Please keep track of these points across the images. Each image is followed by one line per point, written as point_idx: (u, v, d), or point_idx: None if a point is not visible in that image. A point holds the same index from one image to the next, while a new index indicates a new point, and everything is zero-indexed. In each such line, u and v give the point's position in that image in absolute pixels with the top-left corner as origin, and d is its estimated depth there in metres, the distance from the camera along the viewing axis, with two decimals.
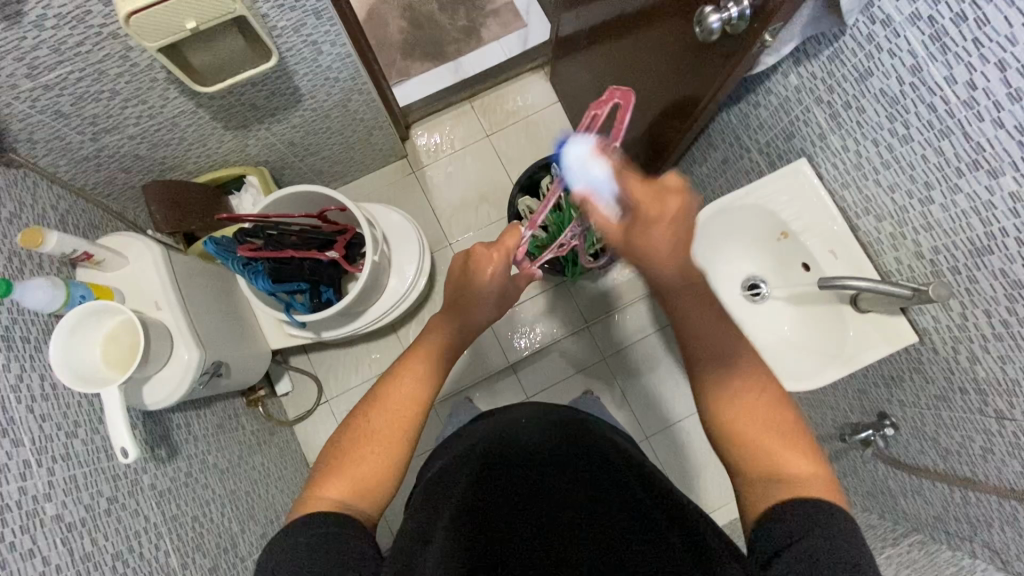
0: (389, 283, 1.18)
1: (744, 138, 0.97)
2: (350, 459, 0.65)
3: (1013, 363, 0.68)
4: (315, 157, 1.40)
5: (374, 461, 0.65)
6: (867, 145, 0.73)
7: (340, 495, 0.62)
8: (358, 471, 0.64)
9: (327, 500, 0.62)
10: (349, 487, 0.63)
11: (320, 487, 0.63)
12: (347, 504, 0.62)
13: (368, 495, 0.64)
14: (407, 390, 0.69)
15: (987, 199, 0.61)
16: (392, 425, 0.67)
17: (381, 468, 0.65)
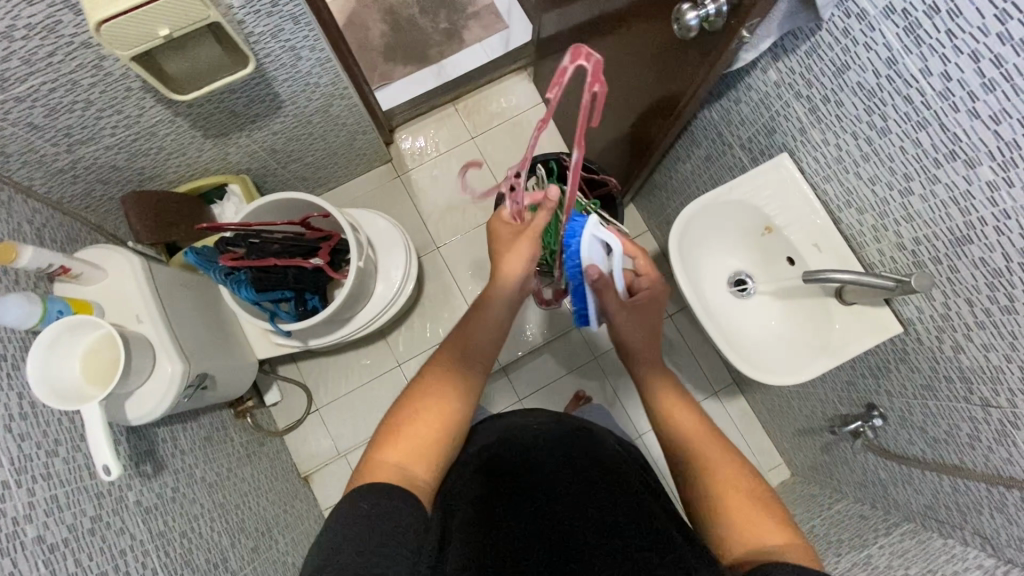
0: (376, 289, 1.17)
1: (725, 134, 0.98)
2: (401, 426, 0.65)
3: (996, 351, 0.68)
4: (297, 163, 1.39)
5: (433, 431, 0.65)
6: (847, 139, 0.74)
7: (403, 467, 0.62)
8: (416, 439, 0.64)
9: (388, 469, 0.61)
10: (411, 457, 0.63)
11: (380, 452, 0.63)
12: (409, 474, 0.62)
13: (428, 470, 0.63)
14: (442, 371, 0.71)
15: (966, 188, 0.61)
16: (443, 390, 0.68)
17: (435, 435, 0.65)
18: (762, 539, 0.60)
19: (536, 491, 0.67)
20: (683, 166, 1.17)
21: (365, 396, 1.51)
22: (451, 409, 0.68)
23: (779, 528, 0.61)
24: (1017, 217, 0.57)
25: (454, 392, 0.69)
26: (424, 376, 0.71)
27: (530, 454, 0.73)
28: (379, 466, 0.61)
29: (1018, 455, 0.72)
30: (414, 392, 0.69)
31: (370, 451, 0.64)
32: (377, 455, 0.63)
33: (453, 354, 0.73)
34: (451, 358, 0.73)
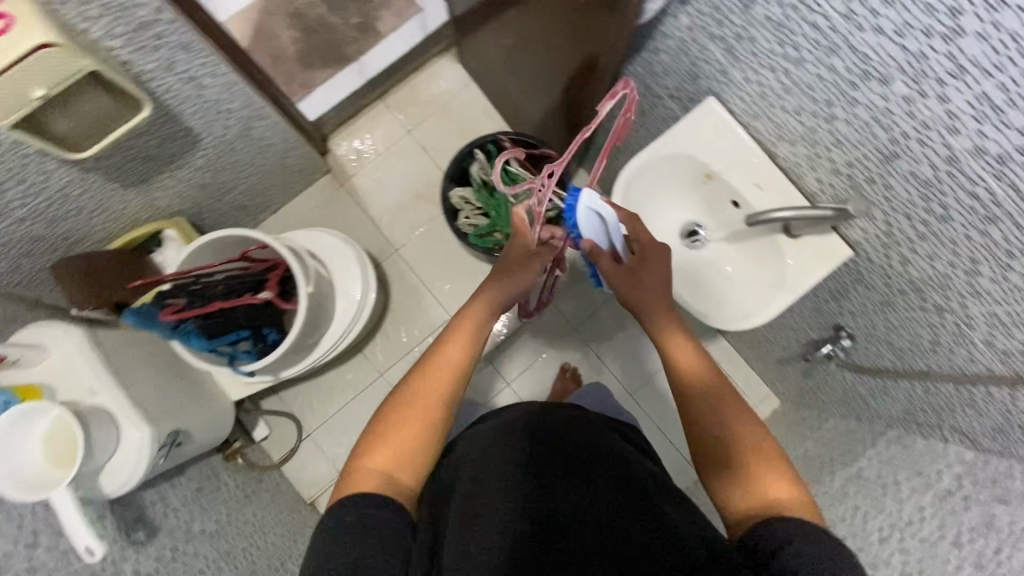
0: (337, 307, 1.14)
1: (653, 87, 0.96)
2: (386, 434, 0.69)
3: (940, 260, 0.69)
4: (232, 194, 1.34)
5: (420, 439, 0.70)
6: (766, 74, 0.72)
7: (390, 472, 0.66)
8: (399, 447, 0.68)
9: (375, 476, 0.65)
10: (400, 462, 0.68)
11: (369, 458, 0.67)
12: (393, 479, 0.66)
13: (414, 475, 0.68)
14: (430, 381, 0.74)
15: (884, 106, 0.60)
16: (420, 402, 0.72)
17: (420, 440, 0.70)
18: (772, 499, 0.62)
19: (549, 479, 0.64)
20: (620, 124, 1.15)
21: (354, 412, 1.50)
22: (438, 415, 0.72)
23: (793, 491, 0.63)
24: (936, 127, 0.57)
25: (439, 407, 0.73)
26: (417, 380, 0.74)
27: (551, 442, 0.70)
28: (367, 471, 0.66)
29: (978, 354, 0.74)
30: (405, 397, 0.72)
31: (359, 455, 0.68)
32: (364, 461, 0.67)
33: (445, 363, 0.76)
34: (441, 371, 0.75)
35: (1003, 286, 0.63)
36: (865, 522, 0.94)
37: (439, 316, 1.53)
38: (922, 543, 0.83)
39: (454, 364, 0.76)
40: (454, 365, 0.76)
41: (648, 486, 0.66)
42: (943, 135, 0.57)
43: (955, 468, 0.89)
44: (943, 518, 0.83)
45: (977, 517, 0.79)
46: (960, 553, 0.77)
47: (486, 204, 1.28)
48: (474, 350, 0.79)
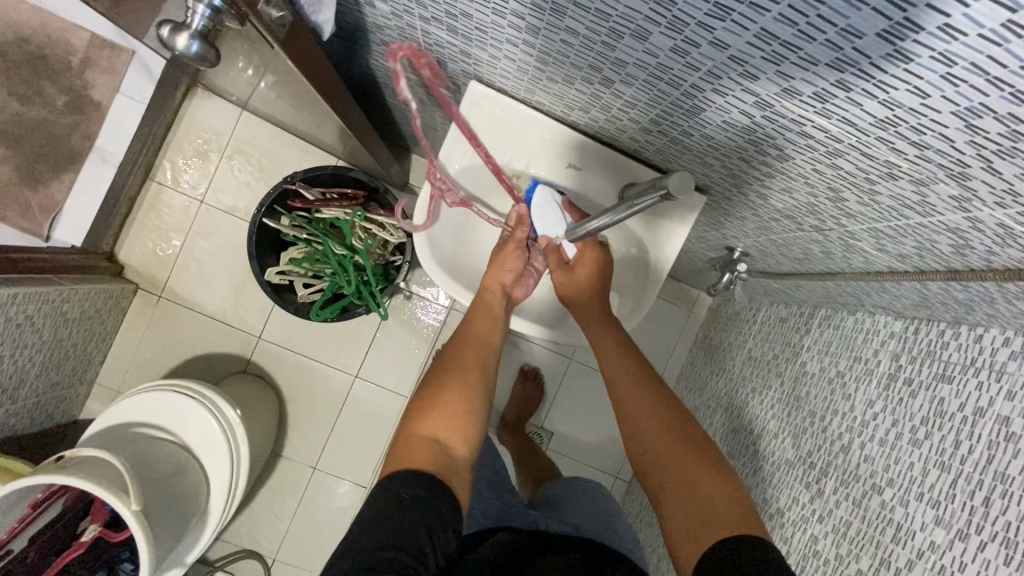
0: (208, 465, 0.98)
1: (413, 77, 0.75)
2: (434, 403, 0.62)
3: (797, 193, 0.55)
4: (27, 386, 1.08)
5: (471, 416, 0.62)
6: (508, 48, 0.52)
7: (443, 443, 0.59)
8: (451, 413, 0.61)
9: (427, 447, 0.58)
10: (454, 430, 0.60)
11: (419, 426, 0.59)
12: (450, 452, 0.59)
13: (466, 445, 0.61)
14: (472, 359, 0.67)
15: (656, 61, 0.43)
16: (465, 375, 0.65)
17: (470, 409, 0.63)
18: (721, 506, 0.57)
19: None
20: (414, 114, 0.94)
21: (307, 518, 1.35)
22: (481, 395, 0.65)
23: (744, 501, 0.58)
24: (727, 75, 0.40)
25: (480, 380, 0.66)
26: (454, 351, 0.68)
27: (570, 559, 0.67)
28: (417, 440, 0.58)
29: (874, 259, 0.63)
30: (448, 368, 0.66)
31: (406, 421, 0.61)
32: (413, 427, 0.60)
33: (478, 340, 0.70)
34: (481, 354, 0.68)
35: (876, 207, 0.50)
36: (826, 430, 0.88)
37: (344, 380, 1.36)
38: (883, 448, 0.77)
39: (486, 347, 0.69)
40: (488, 344, 0.70)
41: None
42: (739, 82, 0.40)
43: (890, 346, 0.83)
44: (896, 412, 0.77)
45: (926, 405, 0.73)
46: (921, 453, 0.71)
47: (318, 266, 1.08)
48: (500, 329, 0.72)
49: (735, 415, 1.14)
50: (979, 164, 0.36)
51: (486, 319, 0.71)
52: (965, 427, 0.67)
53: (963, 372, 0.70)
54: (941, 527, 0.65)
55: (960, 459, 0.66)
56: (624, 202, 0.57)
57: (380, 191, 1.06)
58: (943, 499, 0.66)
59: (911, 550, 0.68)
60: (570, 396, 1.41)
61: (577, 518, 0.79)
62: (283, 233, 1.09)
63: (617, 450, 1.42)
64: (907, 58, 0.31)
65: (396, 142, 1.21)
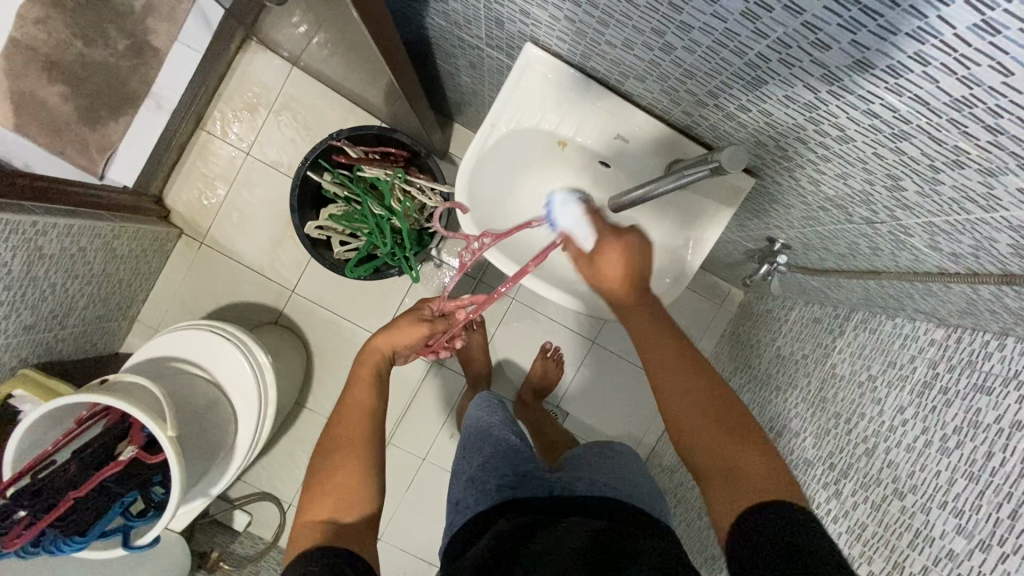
0: (238, 406, 1.02)
1: (467, 38, 0.75)
2: (325, 483, 0.66)
3: (853, 179, 0.54)
4: (74, 315, 1.13)
5: (364, 481, 0.67)
6: (570, 8, 0.52)
7: (338, 517, 0.64)
8: (342, 487, 0.66)
9: (314, 528, 0.62)
10: (347, 505, 0.65)
11: (314, 512, 0.64)
12: (347, 523, 0.64)
13: (361, 509, 0.66)
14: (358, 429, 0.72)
15: (723, 27, 0.42)
16: (352, 445, 0.70)
17: (360, 475, 0.67)
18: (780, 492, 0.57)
19: (546, 529, 0.66)
20: (462, 79, 0.94)
21: None
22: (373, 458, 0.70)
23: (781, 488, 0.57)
24: (797, 44, 0.39)
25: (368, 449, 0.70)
26: (337, 422, 0.73)
27: (541, 512, 0.72)
28: (311, 523, 0.63)
29: (924, 257, 0.61)
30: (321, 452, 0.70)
31: (303, 506, 0.66)
32: (303, 515, 0.65)
33: (354, 410, 0.74)
34: (359, 418, 0.73)
35: (935, 199, 0.49)
36: (850, 432, 0.87)
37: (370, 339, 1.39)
38: (909, 454, 0.75)
39: (362, 410, 0.74)
40: (369, 404, 0.74)
41: (629, 523, 0.69)
42: (809, 52, 0.39)
43: (928, 354, 0.80)
44: (926, 420, 0.75)
45: (960, 414, 0.71)
46: (949, 462, 0.69)
47: (355, 225, 1.10)
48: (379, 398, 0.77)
49: (757, 412, 1.13)
50: None
51: (359, 386, 0.76)
52: (1000, 439, 0.64)
53: (1004, 385, 0.67)
54: (962, 537, 0.64)
55: (991, 471, 0.64)
56: (668, 175, 0.58)
57: (423, 155, 1.08)
58: (967, 508, 0.65)
59: (927, 556, 0.67)
60: (589, 379, 1.42)
61: (589, 475, 0.81)
62: (324, 189, 1.11)
63: (631, 437, 1.43)
64: (994, 29, 0.30)
65: (440, 108, 1.22)
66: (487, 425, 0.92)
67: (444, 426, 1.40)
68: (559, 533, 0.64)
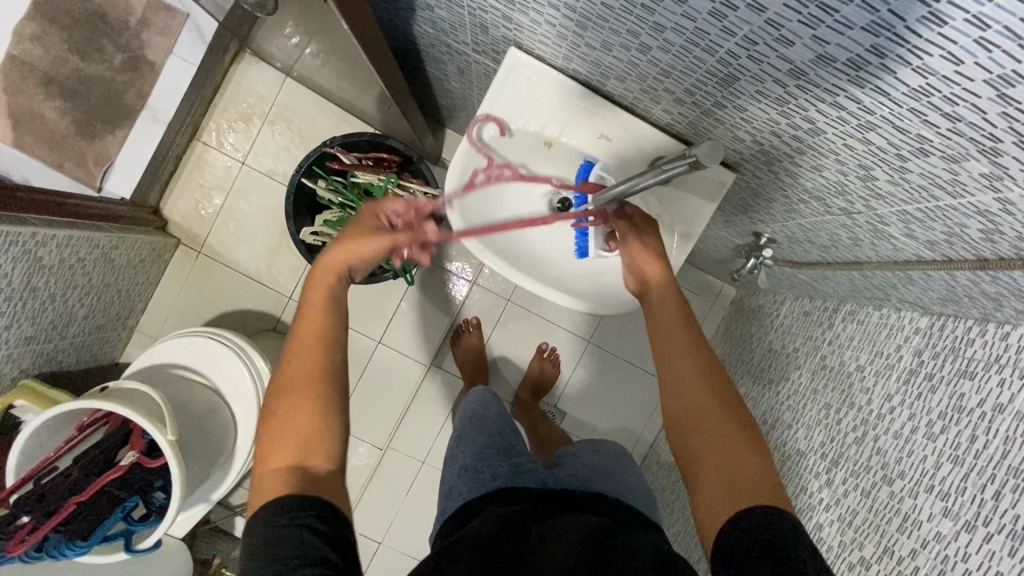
0: (237, 411, 1.03)
1: (454, 44, 0.77)
2: (283, 427, 0.61)
3: (828, 170, 0.56)
4: (74, 325, 1.14)
5: (324, 423, 0.62)
6: (550, 13, 0.53)
7: (301, 466, 0.60)
8: (300, 429, 0.61)
9: (279, 477, 0.59)
10: (310, 451, 0.61)
11: (272, 462, 0.60)
12: (309, 472, 0.60)
13: (324, 455, 0.61)
14: (315, 362, 0.65)
15: (694, 27, 0.44)
16: (313, 382, 0.64)
17: (319, 413, 0.62)
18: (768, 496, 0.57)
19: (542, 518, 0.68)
20: (451, 84, 0.96)
21: None
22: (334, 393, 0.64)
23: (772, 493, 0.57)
24: (764, 41, 0.41)
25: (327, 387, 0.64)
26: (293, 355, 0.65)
27: (538, 501, 0.73)
28: (273, 475, 0.60)
29: (902, 245, 0.63)
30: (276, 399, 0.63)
31: (263, 455, 0.62)
32: (265, 465, 0.60)
33: (310, 341, 0.66)
34: (313, 347, 0.66)
35: (905, 187, 0.51)
36: (841, 422, 0.88)
37: (367, 345, 1.39)
38: (897, 441, 0.76)
39: (320, 339, 0.66)
40: (323, 333, 0.66)
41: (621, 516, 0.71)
42: (775, 48, 0.41)
43: (914, 342, 0.82)
44: (913, 407, 0.77)
45: (945, 400, 0.72)
46: (935, 447, 0.71)
47: (349, 230, 1.12)
48: (337, 325, 0.68)
49: (752, 405, 1.14)
50: (1012, 139, 0.37)
51: (312, 324, 0.67)
52: (983, 423, 0.66)
53: (986, 369, 0.68)
54: (949, 519, 0.65)
55: (975, 454, 0.65)
56: (650, 169, 0.60)
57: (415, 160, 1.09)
58: (953, 491, 0.66)
59: (916, 540, 0.68)
60: (585, 379, 1.43)
61: (585, 471, 0.82)
62: (318, 195, 1.13)
63: (628, 434, 1.44)
64: (941, 21, 0.31)
65: (431, 114, 1.24)
66: (483, 423, 0.93)
67: (442, 429, 1.41)
68: (552, 523, 0.66)
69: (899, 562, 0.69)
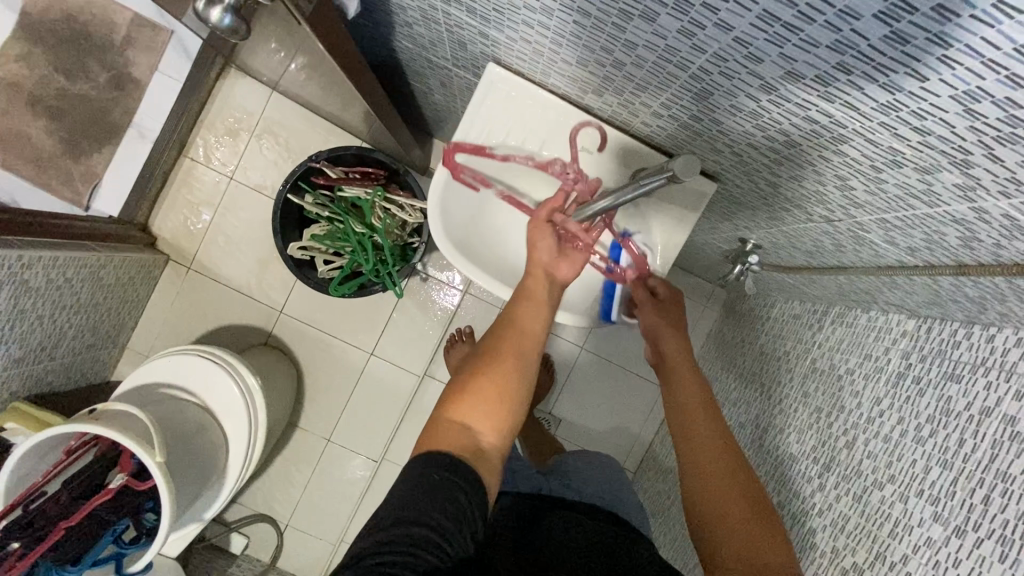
0: (229, 428, 1.03)
1: (434, 59, 0.77)
2: (465, 397, 0.58)
3: (806, 180, 0.56)
4: (63, 345, 1.13)
5: (507, 411, 0.58)
6: (526, 30, 0.54)
7: (475, 433, 0.57)
8: (487, 401, 0.58)
9: (459, 435, 0.56)
10: (489, 422, 0.57)
11: (452, 412, 0.57)
12: (476, 442, 0.56)
13: (496, 435, 0.58)
14: (511, 360, 0.60)
15: (665, 43, 0.44)
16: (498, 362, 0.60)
17: (506, 400, 0.58)
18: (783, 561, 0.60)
19: (538, 523, 0.69)
20: (434, 97, 0.96)
21: (320, 486, 1.40)
22: (522, 381, 0.60)
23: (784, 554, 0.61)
24: (733, 57, 0.41)
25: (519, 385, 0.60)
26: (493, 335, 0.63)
27: (535, 504, 0.74)
28: (448, 426, 0.57)
29: (883, 251, 0.63)
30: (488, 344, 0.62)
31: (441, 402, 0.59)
32: (444, 412, 0.58)
33: (518, 331, 0.63)
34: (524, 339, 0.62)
35: (883, 197, 0.51)
36: (831, 426, 0.88)
37: (360, 356, 1.40)
38: (887, 445, 0.76)
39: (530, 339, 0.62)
40: (529, 343, 0.62)
41: (613, 521, 0.73)
42: (744, 65, 0.41)
43: (901, 345, 0.82)
44: (901, 411, 0.77)
45: (933, 404, 0.72)
46: (924, 451, 0.71)
47: (338, 244, 1.12)
48: (541, 325, 0.64)
49: (744, 410, 1.14)
50: (981, 152, 0.37)
51: (531, 306, 0.64)
52: (970, 426, 0.66)
53: (972, 371, 0.68)
54: (939, 523, 0.65)
55: (963, 457, 0.65)
56: (631, 184, 0.60)
57: (401, 173, 1.09)
58: (943, 495, 0.66)
59: (907, 545, 0.68)
60: (579, 385, 1.43)
61: (579, 483, 0.82)
62: (306, 209, 1.13)
63: (624, 439, 1.43)
64: (904, 39, 0.32)
65: (418, 126, 1.24)
66: None
67: None
68: (551, 531, 0.67)
69: (892, 568, 0.69)
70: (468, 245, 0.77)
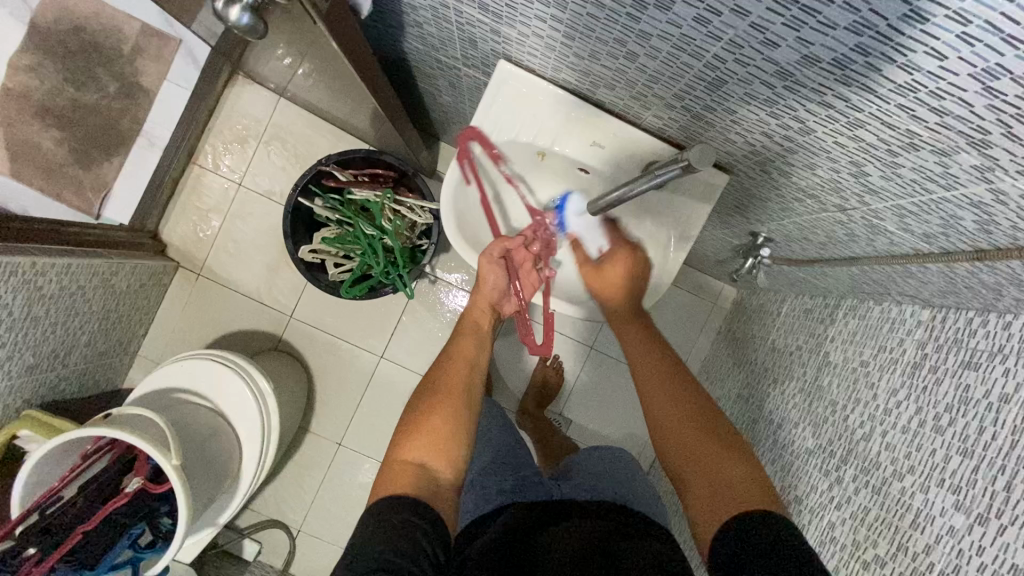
0: (240, 431, 1.03)
1: (444, 59, 0.78)
2: (419, 430, 0.66)
3: (820, 168, 0.56)
4: (75, 353, 1.14)
5: (454, 439, 0.66)
6: (537, 25, 0.54)
7: (428, 465, 0.63)
8: (435, 437, 0.65)
9: (413, 474, 0.62)
10: (439, 455, 0.64)
11: (402, 452, 0.64)
12: (433, 473, 0.63)
13: (449, 466, 0.64)
14: (456, 394, 0.70)
15: (679, 33, 0.45)
16: (442, 400, 0.69)
17: (451, 430, 0.66)
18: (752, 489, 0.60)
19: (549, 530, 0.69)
20: (443, 98, 0.97)
21: (330, 492, 1.40)
22: (465, 415, 0.69)
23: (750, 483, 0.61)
24: (749, 43, 0.42)
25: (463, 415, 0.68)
26: (441, 370, 0.73)
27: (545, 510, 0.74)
28: (404, 465, 0.63)
29: (897, 240, 0.63)
30: (435, 386, 0.71)
31: (394, 444, 0.66)
32: (401, 450, 0.64)
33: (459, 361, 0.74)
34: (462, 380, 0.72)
35: (898, 181, 0.51)
36: (847, 419, 0.88)
37: (369, 360, 1.40)
38: (905, 435, 0.76)
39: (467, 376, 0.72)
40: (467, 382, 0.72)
41: (627, 517, 0.72)
42: (760, 50, 0.42)
43: (916, 335, 0.81)
44: (919, 400, 0.76)
45: (951, 393, 0.72)
46: (944, 440, 0.70)
47: (347, 247, 1.12)
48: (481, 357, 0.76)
49: (756, 406, 1.14)
50: (999, 131, 0.37)
51: (471, 340, 0.77)
52: (990, 414, 0.65)
53: (990, 359, 0.68)
54: (961, 513, 0.64)
55: (983, 445, 0.65)
56: (643, 175, 0.61)
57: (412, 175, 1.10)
58: (964, 484, 0.65)
59: (929, 535, 0.67)
60: (589, 386, 1.43)
61: (591, 481, 0.82)
62: (316, 213, 1.13)
63: (638, 440, 1.43)
64: (923, 17, 0.32)
65: (425, 129, 1.24)
66: (483, 434, 0.92)
67: None
68: (563, 536, 0.67)
69: (914, 559, 0.68)
70: (476, 238, 0.80)
